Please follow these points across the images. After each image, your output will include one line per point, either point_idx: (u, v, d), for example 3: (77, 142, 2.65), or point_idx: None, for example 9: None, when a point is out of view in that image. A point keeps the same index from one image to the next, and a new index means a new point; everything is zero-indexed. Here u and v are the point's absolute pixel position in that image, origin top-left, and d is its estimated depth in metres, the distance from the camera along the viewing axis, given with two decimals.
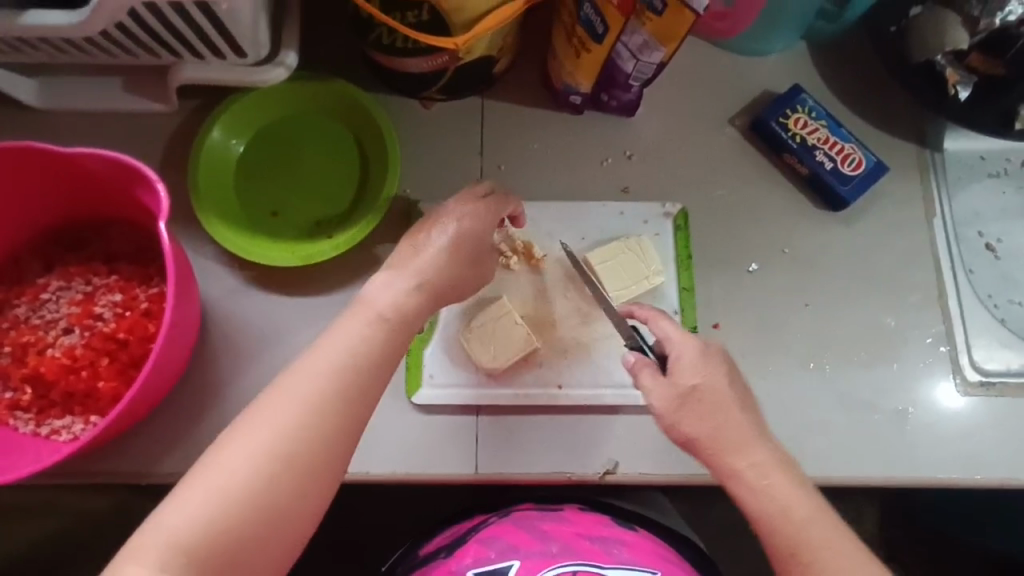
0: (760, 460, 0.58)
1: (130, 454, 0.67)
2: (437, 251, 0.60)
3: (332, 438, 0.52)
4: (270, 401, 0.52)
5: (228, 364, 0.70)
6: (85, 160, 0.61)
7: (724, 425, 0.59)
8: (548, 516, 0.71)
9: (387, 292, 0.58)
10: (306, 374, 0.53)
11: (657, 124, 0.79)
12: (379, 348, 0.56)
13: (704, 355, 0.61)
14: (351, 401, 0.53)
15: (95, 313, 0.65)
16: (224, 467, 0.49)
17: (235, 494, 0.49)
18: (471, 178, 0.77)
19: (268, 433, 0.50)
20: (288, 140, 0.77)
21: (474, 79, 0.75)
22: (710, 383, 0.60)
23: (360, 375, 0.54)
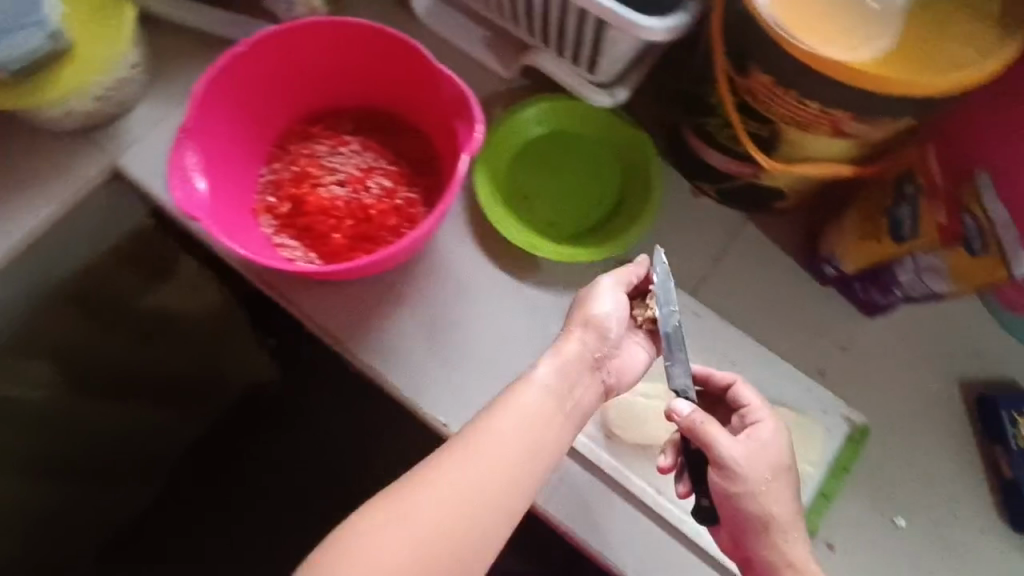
0: (800, 545, 0.63)
1: (308, 296, 0.77)
2: (582, 343, 0.64)
3: (484, 518, 0.57)
4: (447, 462, 0.58)
5: (419, 280, 0.78)
6: (442, 79, 0.73)
7: (774, 499, 0.62)
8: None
9: (542, 380, 0.62)
10: (482, 445, 0.58)
11: (886, 337, 0.77)
12: (531, 438, 0.60)
13: (787, 438, 0.65)
14: (502, 483, 0.58)
15: (366, 184, 0.77)
16: (408, 513, 0.56)
17: (415, 538, 0.55)
18: (694, 273, 0.81)
19: (445, 492, 0.57)
20: (574, 149, 0.85)
21: (753, 198, 0.79)
22: (783, 464, 0.63)
23: (514, 461, 0.59)
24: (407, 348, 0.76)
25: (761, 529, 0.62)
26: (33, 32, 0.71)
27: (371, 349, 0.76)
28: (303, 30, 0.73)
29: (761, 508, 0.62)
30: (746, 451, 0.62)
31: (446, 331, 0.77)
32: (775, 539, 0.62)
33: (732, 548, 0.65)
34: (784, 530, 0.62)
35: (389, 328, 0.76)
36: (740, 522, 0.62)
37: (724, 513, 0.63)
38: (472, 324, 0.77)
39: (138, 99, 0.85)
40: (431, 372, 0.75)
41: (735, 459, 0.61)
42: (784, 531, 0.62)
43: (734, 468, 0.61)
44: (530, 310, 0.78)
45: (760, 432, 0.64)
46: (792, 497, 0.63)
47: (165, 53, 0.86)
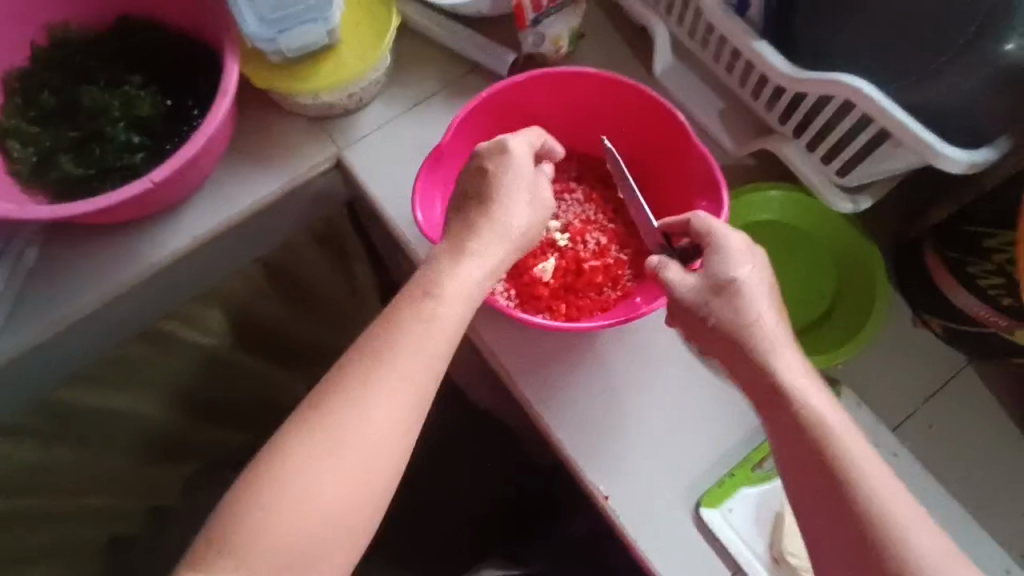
0: (796, 372, 0.59)
1: (498, 331, 0.77)
2: (489, 236, 0.62)
3: (375, 457, 0.55)
4: (345, 410, 0.55)
5: (610, 348, 0.76)
6: (694, 157, 0.71)
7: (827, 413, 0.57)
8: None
9: (454, 282, 0.60)
10: (374, 360, 0.57)
11: None
12: (415, 334, 0.58)
13: (743, 247, 0.63)
14: (397, 416, 0.56)
15: (582, 237, 0.76)
16: (305, 472, 0.53)
17: (308, 495, 0.53)
18: (898, 409, 0.75)
19: (339, 441, 0.54)
20: (798, 244, 0.82)
21: (989, 348, 0.72)
22: (747, 272, 0.62)
23: (401, 377, 0.56)
24: (584, 408, 0.74)
25: (807, 436, 0.57)
26: (319, 26, 0.76)
27: (549, 400, 0.75)
28: (568, 76, 0.72)
29: (809, 408, 0.57)
30: (757, 316, 0.61)
31: (627, 401, 0.74)
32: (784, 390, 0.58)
33: (807, 500, 0.56)
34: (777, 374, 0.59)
35: (571, 389, 0.75)
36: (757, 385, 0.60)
37: (778, 427, 0.58)
38: (655, 401, 0.74)
39: (374, 97, 0.88)
40: (604, 446, 0.73)
41: (748, 315, 0.61)
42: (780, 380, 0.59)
43: (746, 330, 0.61)
44: (717, 402, 0.74)
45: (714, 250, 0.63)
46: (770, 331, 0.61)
47: (408, 60, 0.89)
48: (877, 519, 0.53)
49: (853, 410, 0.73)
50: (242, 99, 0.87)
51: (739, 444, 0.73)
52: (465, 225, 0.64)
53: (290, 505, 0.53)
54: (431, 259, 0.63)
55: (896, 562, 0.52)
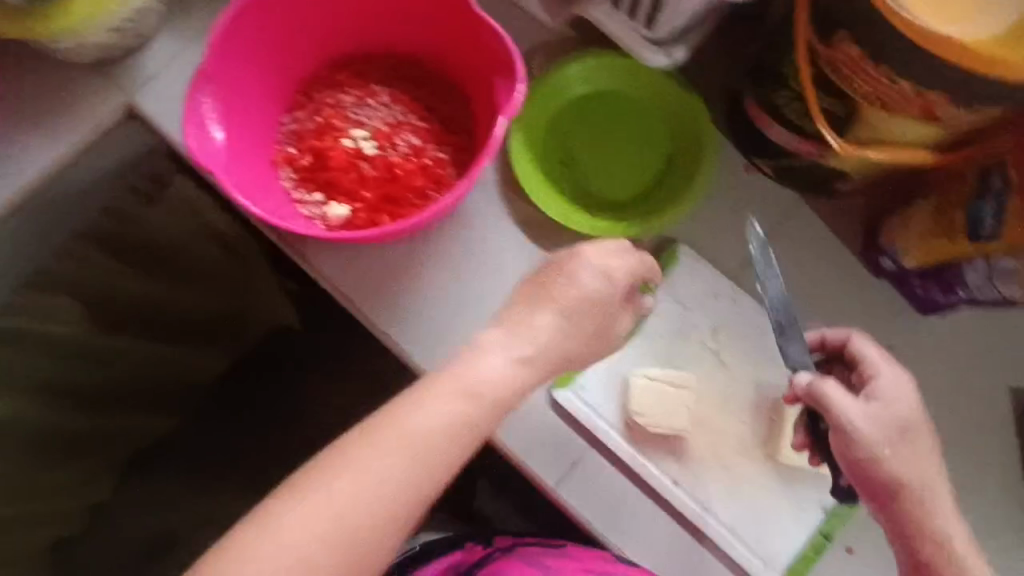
0: (873, 419, 0.58)
1: (324, 253, 0.72)
2: (554, 315, 0.61)
3: (371, 514, 0.53)
4: (353, 452, 0.54)
5: (437, 244, 0.73)
6: (483, 29, 0.66)
7: (851, 405, 0.58)
8: (551, 553, 0.69)
9: (496, 370, 0.59)
10: (410, 449, 0.54)
11: (942, 338, 0.73)
12: (452, 431, 0.56)
13: (876, 393, 0.59)
14: (404, 475, 0.54)
15: (393, 141, 0.71)
16: (295, 527, 0.51)
17: (301, 560, 0.51)
18: (738, 258, 0.75)
19: (347, 496, 0.52)
20: (621, 112, 0.79)
21: (814, 179, 0.72)
22: (898, 396, 0.59)
23: (414, 445, 0.55)
24: (424, 314, 0.72)
25: (863, 447, 0.57)
26: None
27: (385, 312, 0.72)
28: None
29: (847, 424, 0.57)
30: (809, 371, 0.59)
31: (467, 299, 0.72)
32: (842, 421, 0.57)
33: (874, 510, 0.60)
34: (827, 393, 0.58)
35: (407, 293, 0.72)
36: (851, 441, 0.57)
37: (853, 469, 0.58)
38: (495, 295, 0.72)
39: (158, 31, 0.80)
40: (450, 349, 0.71)
41: (861, 428, 0.57)
42: (826, 394, 0.57)
43: (861, 438, 0.57)
44: None
45: (876, 388, 0.59)
46: (883, 408, 0.59)
47: None
48: (930, 528, 0.58)
49: (689, 265, 0.74)
50: (13, 62, 0.79)
51: None
52: (515, 319, 0.61)
53: (287, 549, 0.51)
54: (478, 343, 0.60)
55: (932, 522, 0.58)
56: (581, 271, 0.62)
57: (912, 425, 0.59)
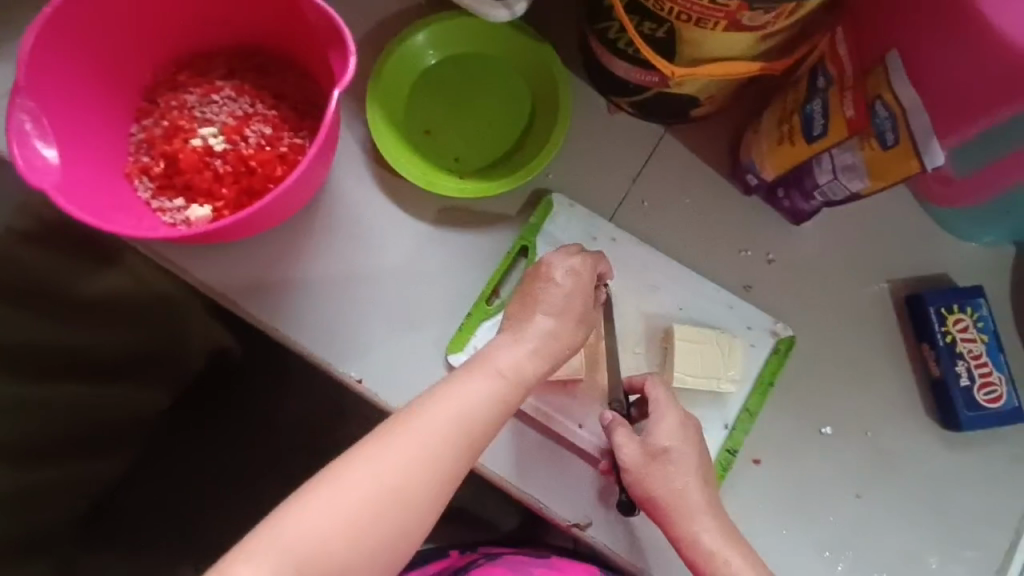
0: (667, 449, 0.63)
1: (201, 258, 0.72)
2: (552, 315, 0.63)
3: (412, 495, 0.55)
4: (388, 437, 0.56)
5: (316, 233, 0.73)
6: (307, 5, 0.65)
7: (626, 441, 0.63)
8: (539, 562, 0.76)
9: (508, 352, 0.61)
10: (448, 423, 0.57)
11: (816, 244, 0.74)
12: (477, 421, 0.58)
13: (663, 422, 0.64)
14: (448, 455, 0.57)
15: (243, 134, 0.70)
16: (338, 503, 0.54)
17: (347, 531, 0.53)
18: (611, 198, 0.76)
19: (387, 476, 0.55)
20: (478, 72, 0.78)
21: (669, 109, 0.73)
22: (678, 428, 0.64)
23: (450, 438, 0.57)
24: (313, 302, 0.72)
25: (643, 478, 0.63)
26: None
27: (271, 306, 0.72)
28: None
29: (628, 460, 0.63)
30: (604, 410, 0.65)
31: (354, 280, 0.73)
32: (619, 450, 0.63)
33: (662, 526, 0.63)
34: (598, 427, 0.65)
35: (293, 286, 0.72)
36: (630, 476, 0.63)
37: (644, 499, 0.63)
38: (378, 271, 0.73)
39: None
40: (344, 331, 0.72)
41: (646, 463, 0.63)
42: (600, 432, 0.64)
43: (646, 469, 0.63)
44: (439, 252, 0.74)
45: (658, 423, 0.63)
46: (677, 439, 0.63)
47: None
48: None
49: (564, 212, 0.74)
50: None
51: (473, 285, 0.74)
52: (520, 315, 0.64)
53: (314, 523, 0.53)
54: (488, 352, 0.62)
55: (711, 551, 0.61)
56: (556, 270, 0.65)
57: (689, 454, 0.63)
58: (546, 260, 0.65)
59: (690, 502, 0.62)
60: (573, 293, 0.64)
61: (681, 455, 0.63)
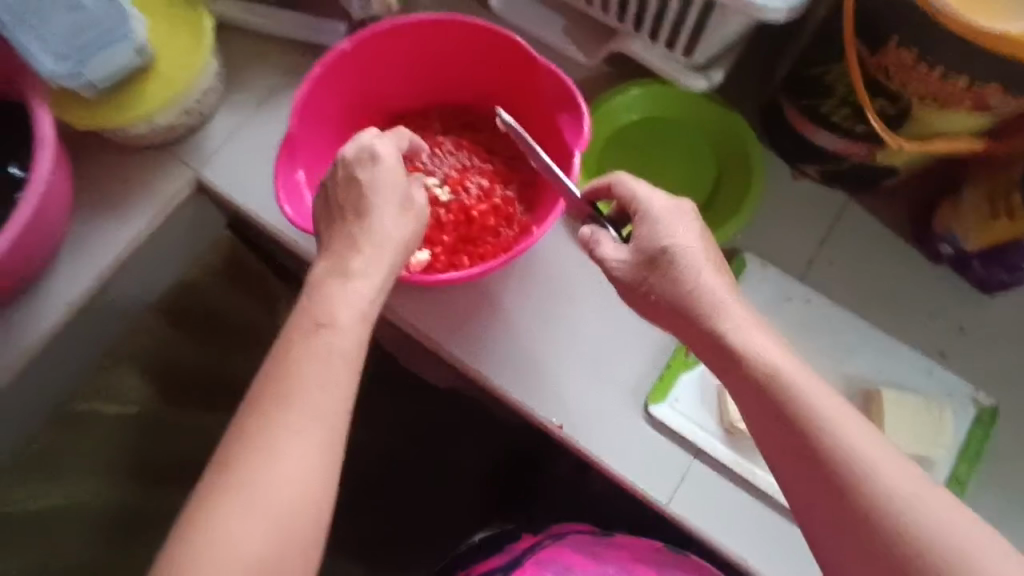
0: (710, 287, 0.55)
1: (410, 300, 0.75)
2: (353, 184, 0.59)
3: (322, 473, 0.50)
4: (264, 395, 0.52)
5: (520, 281, 0.76)
6: (543, 73, 0.70)
7: (673, 284, 0.56)
8: (600, 541, 0.74)
9: (342, 281, 0.56)
10: (313, 363, 0.52)
11: (1006, 313, 0.75)
12: (333, 353, 0.53)
13: (653, 212, 0.57)
14: (322, 403, 0.52)
15: (465, 185, 0.74)
16: (244, 500, 0.48)
17: (255, 532, 0.47)
18: (798, 261, 0.79)
19: (266, 438, 0.50)
20: (667, 136, 0.83)
21: (860, 178, 0.77)
22: (677, 233, 0.57)
23: (307, 400, 0.51)
24: (518, 351, 0.74)
25: (729, 363, 0.54)
26: (123, 47, 0.68)
27: (476, 351, 0.74)
28: (396, 30, 0.70)
29: (727, 339, 0.54)
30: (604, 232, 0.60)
31: (560, 329, 0.75)
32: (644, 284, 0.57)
33: (796, 462, 0.50)
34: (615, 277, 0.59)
35: (498, 331, 0.74)
36: (728, 369, 0.54)
37: (751, 404, 0.52)
38: (581, 320, 0.75)
39: (217, 109, 0.82)
40: (547, 379, 0.73)
41: (694, 298, 0.55)
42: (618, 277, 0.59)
43: (694, 307, 0.55)
44: None
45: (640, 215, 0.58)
46: (671, 234, 0.56)
47: (245, 60, 0.84)
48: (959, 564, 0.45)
49: (757, 271, 0.77)
50: (75, 152, 0.80)
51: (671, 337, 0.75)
52: (344, 244, 0.58)
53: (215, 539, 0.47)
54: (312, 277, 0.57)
55: (887, 504, 0.47)
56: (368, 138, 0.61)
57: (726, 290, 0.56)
58: (349, 158, 0.59)
59: (804, 408, 0.50)
60: (382, 180, 0.59)
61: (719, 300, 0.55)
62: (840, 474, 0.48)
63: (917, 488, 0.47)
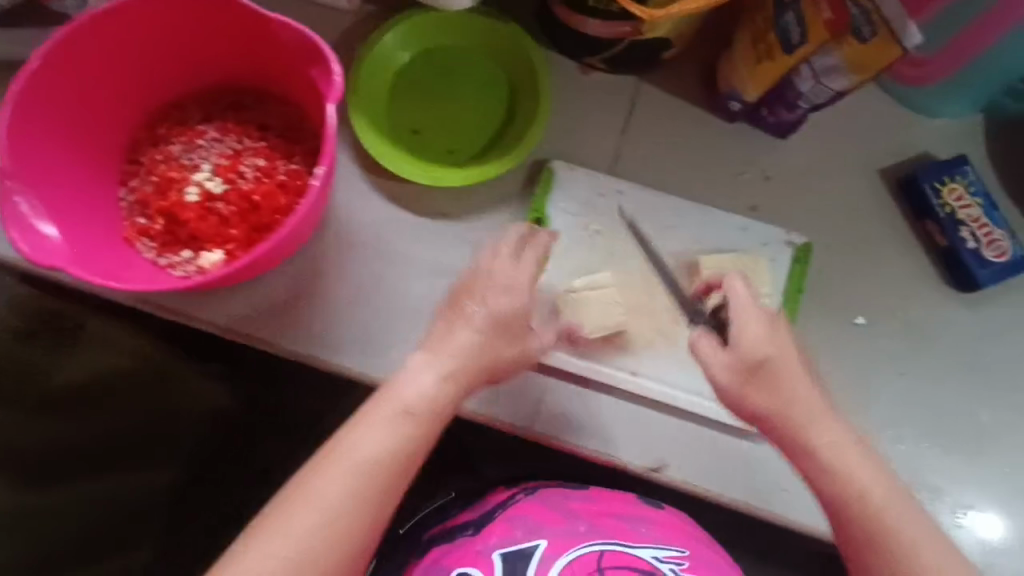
0: (808, 404, 0.63)
1: (223, 304, 0.72)
2: (472, 332, 0.64)
3: (358, 539, 0.58)
4: (325, 462, 0.59)
5: (332, 253, 0.74)
6: (275, 27, 0.64)
7: (756, 395, 0.63)
8: (575, 497, 0.74)
9: (417, 380, 0.63)
10: (382, 452, 0.60)
11: (804, 154, 0.78)
12: (400, 445, 0.61)
13: (479, 304, 0.65)
14: (380, 485, 0.59)
15: (238, 171, 0.68)
16: (275, 549, 0.55)
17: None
18: (607, 155, 0.78)
19: (318, 503, 0.57)
20: (450, 65, 0.79)
21: (642, 58, 0.76)
22: (513, 308, 0.65)
23: (360, 486, 0.58)
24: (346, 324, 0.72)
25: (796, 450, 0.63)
26: None
27: (302, 335, 0.72)
28: (98, 19, 0.62)
29: (769, 413, 0.63)
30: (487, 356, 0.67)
31: (384, 290, 0.73)
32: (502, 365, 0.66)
33: (845, 526, 0.61)
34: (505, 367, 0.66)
35: (325, 310, 0.72)
36: (775, 443, 0.65)
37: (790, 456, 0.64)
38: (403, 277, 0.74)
39: None
40: (383, 343, 0.72)
41: (783, 400, 0.62)
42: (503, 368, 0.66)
43: (779, 416, 0.63)
44: (457, 247, 0.75)
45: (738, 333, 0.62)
46: (774, 348, 0.63)
47: None
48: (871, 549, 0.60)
49: (567, 176, 0.76)
50: None
51: None
52: (444, 338, 0.64)
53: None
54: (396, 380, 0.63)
55: (891, 543, 0.60)
56: (487, 278, 0.66)
57: (809, 392, 0.63)
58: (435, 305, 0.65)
59: (856, 478, 0.61)
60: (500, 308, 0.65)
61: (806, 402, 0.63)
62: (872, 527, 0.60)
63: (909, 524, 0.60)
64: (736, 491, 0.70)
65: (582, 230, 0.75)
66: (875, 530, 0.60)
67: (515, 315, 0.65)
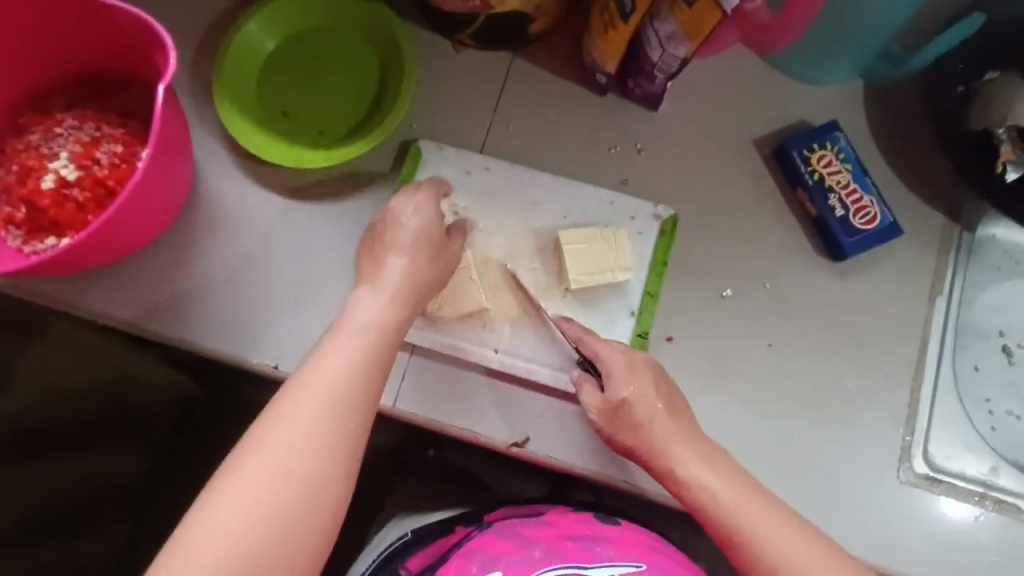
0: (675, 427, 0.63)
1: (95, 290, 0.73)
2: (408, 255, 0.63)
3: (325, 480, 0.53)
4: (285, 404, 0.55)
5: (198, 238, 0.74)
6: (116, 12, 0.65)
7: (642, 413, 0.64)
8: (530, 522, 0.72)
9: (365, 311, 0.61)
10: (334, 383, 0.56)
11: (680, 124, 0.76)
12: (355, 371, 0.57)
13: (394, 241, 0.64)
14: (338, 418, 0.55)
15: (95, 157, 0.69)
16: (233, 497, 0.51)
17: (262, 521, 0.51)
18: (478, 132, 0.77)
19: (281, 445, 0.53)
20: (320, 48, 0.79)
21: (505, 32, 0.75)
22: (429, 219, 0.65)
23: (323, 413, 0.55)
24: (213, 308, 0.73)
25: (667, 475, 0.63)
26: None
27: (171, 319, 0.73)
28: None
29: (647, 438, 0.63)
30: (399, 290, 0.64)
31: (250, 274, 0.74)
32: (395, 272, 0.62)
33: (731, 547, 0.60)
34: (419, 276, 0.63)
35: (188, 295, 0.73)
36: (653, 474, 0.64)
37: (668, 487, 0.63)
38: (269, 262, 0.74)
39: None
40: (249, 325, 0.73)
41: (647, 425, 0.63)
42: (420, 278, 0.63)
43: (646, 439, 0.63)
44: (323, 229, 0.75)
45: (607, 360, 0.65)
46: (646, 379, 0.65)
47: None
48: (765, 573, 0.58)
49: (434, 155, 0.76)
50: None
51: None
52: (376, 263, 0.64)
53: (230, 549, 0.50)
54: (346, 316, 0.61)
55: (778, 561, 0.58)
56: (401, 207, 0.65)
57: (683, 423, 0.64)
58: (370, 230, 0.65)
59: (736, 507, 0.60)
60: (421, 233, 0.65)
61: (663, 421, 0.63)
62: (752, 547, 0.59)
63: (803, 542, 0.58)
64: (603, 466, 0.69)
65: (444, 210, 0.74)
66: (766, 547, 0.58)
67: (433, 210, 0.66)
